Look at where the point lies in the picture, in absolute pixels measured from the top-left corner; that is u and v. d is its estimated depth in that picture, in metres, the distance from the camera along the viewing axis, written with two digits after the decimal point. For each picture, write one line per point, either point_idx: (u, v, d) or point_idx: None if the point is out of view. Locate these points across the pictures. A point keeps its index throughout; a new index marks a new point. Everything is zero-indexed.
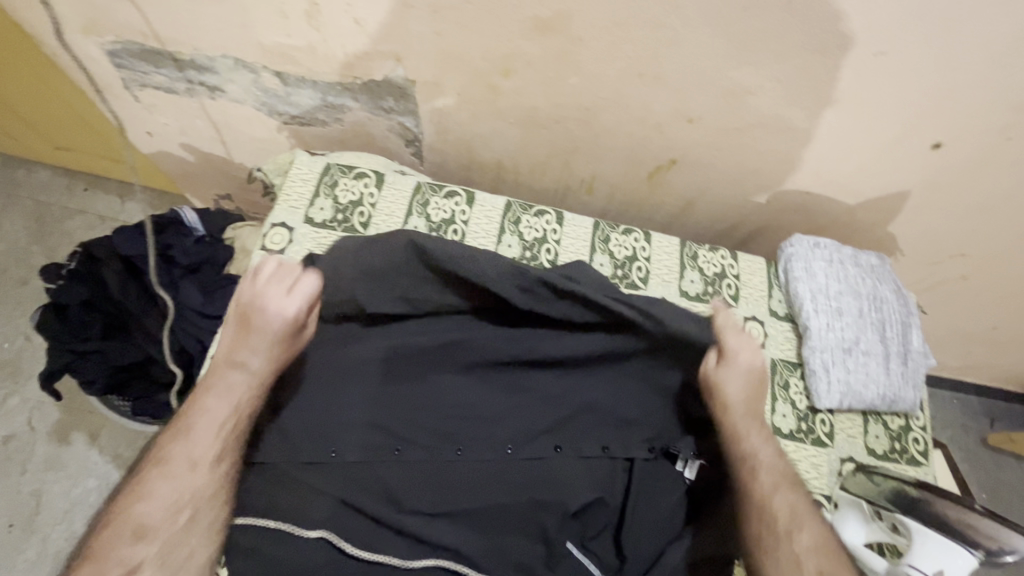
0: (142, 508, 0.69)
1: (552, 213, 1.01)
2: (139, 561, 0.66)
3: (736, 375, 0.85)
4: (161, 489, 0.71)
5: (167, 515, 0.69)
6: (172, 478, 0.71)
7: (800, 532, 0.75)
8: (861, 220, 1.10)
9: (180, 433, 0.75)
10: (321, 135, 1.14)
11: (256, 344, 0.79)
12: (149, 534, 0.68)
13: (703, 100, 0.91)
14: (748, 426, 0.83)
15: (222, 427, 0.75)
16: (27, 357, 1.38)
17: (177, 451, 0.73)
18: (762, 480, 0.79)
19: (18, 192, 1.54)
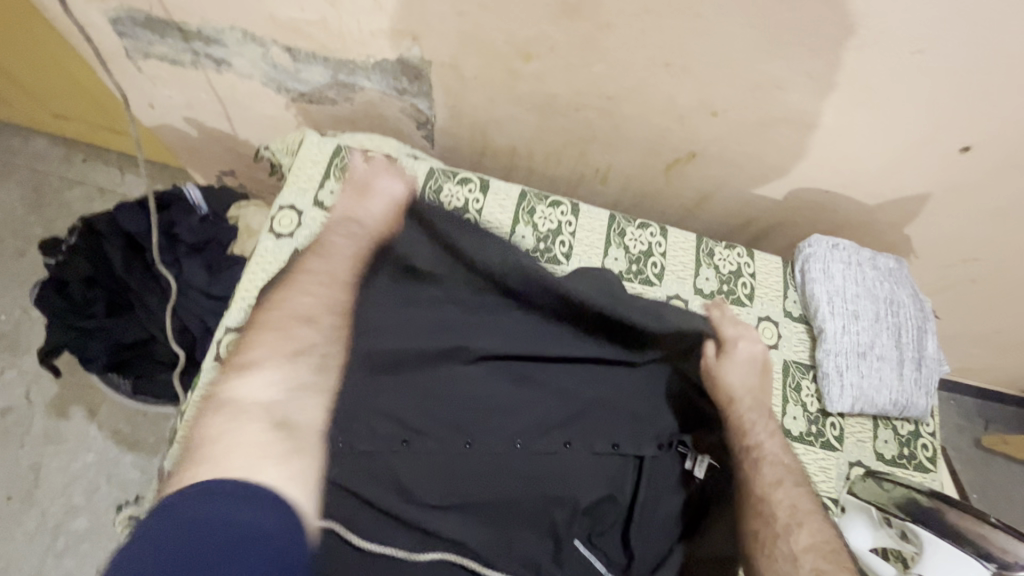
0: (304, 306, 0.76)
1: (567, 204, 0.99)
2: (304, 346, 0.72)
3: (737, 364, 0.88)
4: (319, 292, 0.79)
5: (321, 312, 0.77)
6: (322, 291, 0.79)
7: (799, 529, 0.75)
8: (878, 220, 1.08)
9: (321, 258, 0.83)
10: (330, 114, 1.11)
11: (377, 203, 0.88)
12: (314, 324, 0.75)
13: (728, 93, 0.88)
14: (753, 419, 0.85)
15: (349, 263, 0.84)
16: (24, 330, 1.36)
17: (327, 274, 0.81)
18: (765, 471, 0.81)
19: (15, 160, 1.50)
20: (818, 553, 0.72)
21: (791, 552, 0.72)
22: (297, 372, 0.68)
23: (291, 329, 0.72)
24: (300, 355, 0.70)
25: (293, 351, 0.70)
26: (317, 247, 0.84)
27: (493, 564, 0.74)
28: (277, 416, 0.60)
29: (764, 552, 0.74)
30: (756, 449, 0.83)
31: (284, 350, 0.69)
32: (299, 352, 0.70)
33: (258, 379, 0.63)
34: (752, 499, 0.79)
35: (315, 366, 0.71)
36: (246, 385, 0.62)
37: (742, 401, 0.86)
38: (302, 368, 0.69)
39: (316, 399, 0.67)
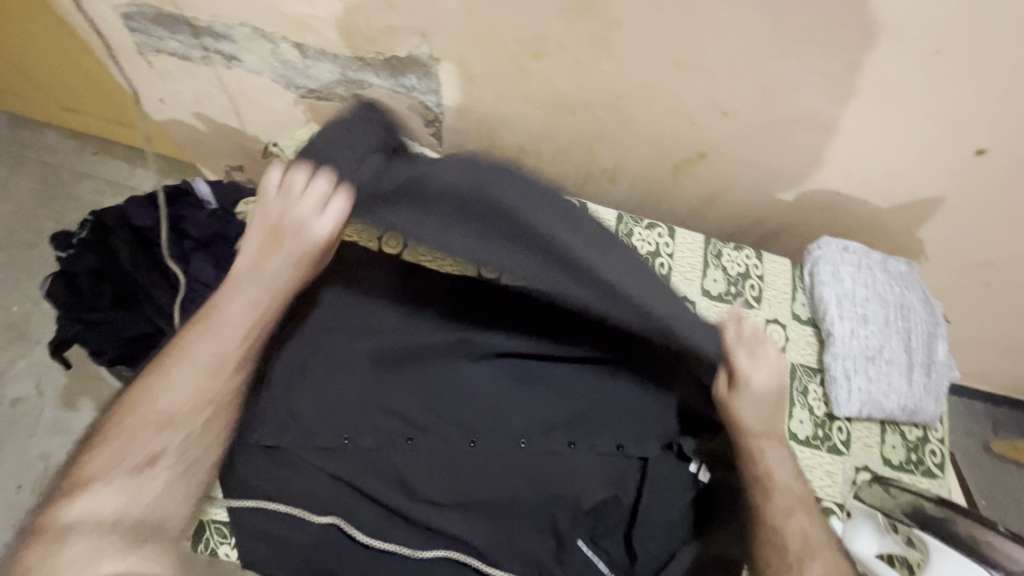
0: (175, 396, 0.67)
1: (574, 204, 0.98)
2: (164, 450, 0.65)
3: (750, 403, 0.80)
4: (192, 381, 0.68)
5: (190, 407, 0.68)
6: (200, 371, 0.69)
7: (813, 560, 0.70)
8: (889, 223, 1.07)
9: (208, 322, 0.72)
10: (339, 110, 1.11)
11: (296, 252, 0.77)
12: (174, 423, 0.66)
13: (738, 93, 0.87)
14: (764, 445, 0.79)
15: (243, 329, 0.74)
16: (35, 321, 1.37)
17: (209, 352, 0.70)
18: (776, 500, 0.75)
19: (27, 153, 1.52)
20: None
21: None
22: (146, 483, 0.62)
23: (160, 432, 0.65)
24: (153, 464, 0.64)
25: (142, 459, 0.63)
26: (209, 307, 0.73)
27: (494, 563, 0.75)
28: (106, 526, 0.57)
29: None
30: (764, 477, 0.77)
31: (130, 460, 0.63)
32: (148, 462, 0.63)
33: (102, 495, 0.59)
34: (764, 528, 0.74)
35: (171, 471, 0.65)
36: (89, 502, 0.58)
37: (755, 431, 0.79)
38: (152, 480, 0.63)
39: (173, 501, 0.64)
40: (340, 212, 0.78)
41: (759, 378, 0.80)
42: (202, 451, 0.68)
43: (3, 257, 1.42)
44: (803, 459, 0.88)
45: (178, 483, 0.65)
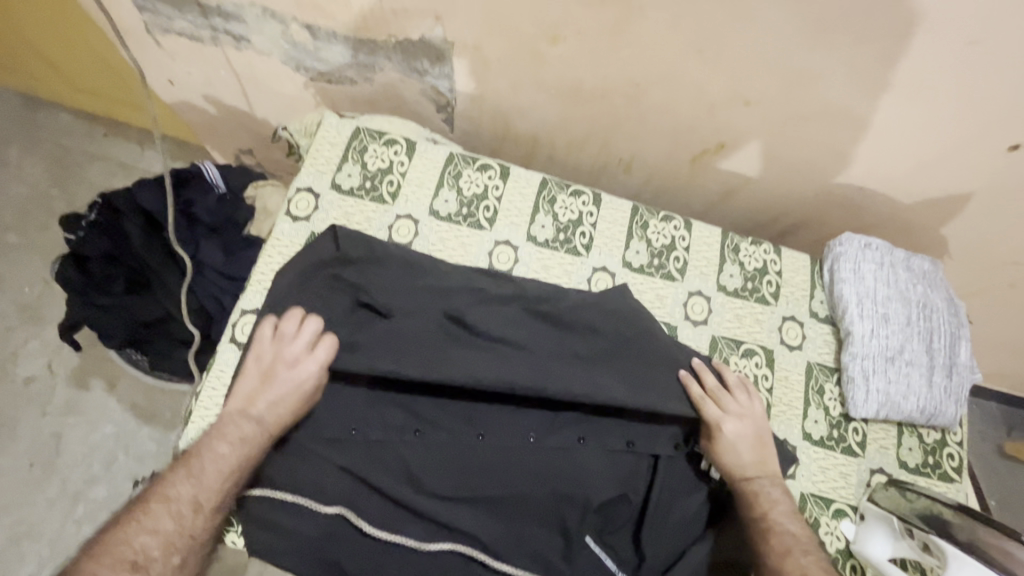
0: (147, 541, 0.60)
1: (589, 194, 0.96)
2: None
3: (731, 448, 0.79)
4: (164, 523, 0.62)
5: (163, 551, 0.61)
6: (175, 515, 0.63)
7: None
8: (913, 219, 1.04)
9: (191, 465, 0.67)
10: (349, 95, 1.09)
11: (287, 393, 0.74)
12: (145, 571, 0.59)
13: (763, 84, 0.84)
14: (761, 486, 0.77)
15: (229, 471, 0.68)
16: (47, 302, 1.38)
17: (188, 501, 0.64)
18: (775, 543, 0.70)
19: (38, 133, 1.51)
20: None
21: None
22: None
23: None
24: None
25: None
26: (191, 453, 0.68)
27: (501, 557, 0.74)
28: None
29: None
30: (763, 519, 0.73)
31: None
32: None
33: None
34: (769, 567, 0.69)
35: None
36: None
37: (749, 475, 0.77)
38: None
39: None
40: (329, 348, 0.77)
41: (734, 421, 0.79)
42: None
43: (14, 238, 1.42)
44: (817, 460, 0.86)
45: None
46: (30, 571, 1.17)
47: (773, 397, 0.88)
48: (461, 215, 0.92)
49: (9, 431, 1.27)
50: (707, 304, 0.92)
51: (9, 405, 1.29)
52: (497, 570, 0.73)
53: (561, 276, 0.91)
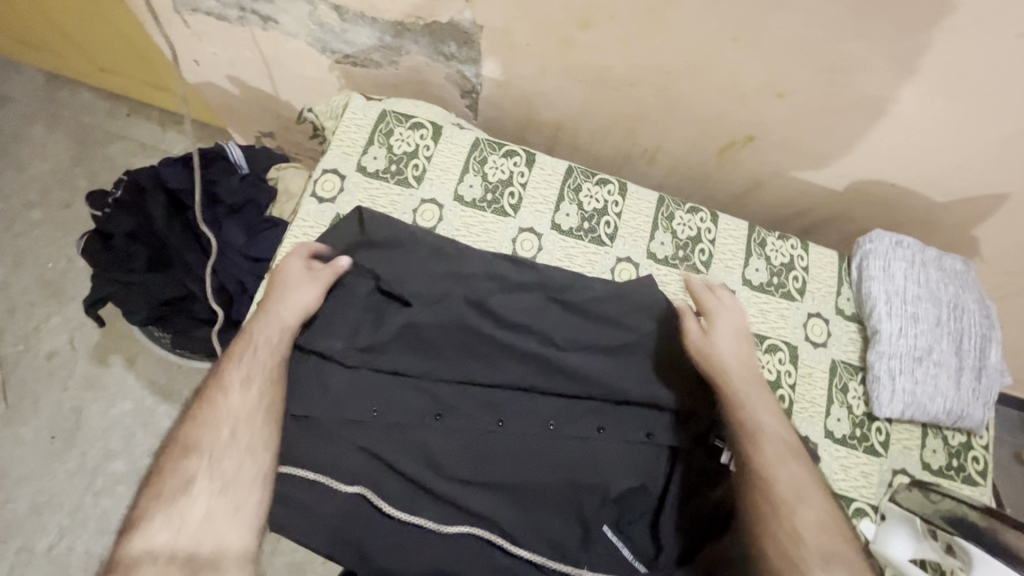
0: (197, 430, 0.64)
1: (615, 183, 0.95)
2: (193, 475, 0.60)
3: (723, 339, 0.82)
4: (201, 413, 0.66)
5: (210, 431, 0.64)
6: (212, 404, 0.67)
7: (804, 509, 0.67)
8: (944, 218, 1.01)
9: (218, 371, 0.71)
10: (374, 78, 1.08)
11: (290, 299, 0.78)
12: (200, 449, 0.62)
13: (798, 73, 0.82)
14: (751, 389, 0.78)
15: (256, 358, 0.72)
16: (70, 278, 1.40)
17: (220, 396, 0.68)
18: (767, 449, 0.72)
19: (63, 112, 1.52)
20: (824, 532, 0.65)
21: (795, 531, 0.65)
22: (185, 511, 0.57)
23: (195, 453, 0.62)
24: (189, 488, 0.59)
25: (178, 484, 0.59)
26: (220, 364, 0.72)
27: (518, 543, 0.74)
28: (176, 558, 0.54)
29: (766, 532, 0.66)
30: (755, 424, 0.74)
31: (167, 488, 0.59)
32: (180, 490, 0.59)
33: (153, 528, 0.56)
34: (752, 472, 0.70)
35: (208, 491, 0.60)
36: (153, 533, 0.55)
37: (738, 371, 0.79)
38: (191, 503, 0.58)
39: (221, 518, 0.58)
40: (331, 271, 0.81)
41: (728, 318, 0.85)
42: (238, 468, 0.62)
43: (38, 214, 1.44)
44: (838, 459, 0.85)
45: (218, 506, 0.59)
46: (50, 539, 1.19)
47: (796, 394, 0.87)
48: (486, 201, 0.92)
49: (32, 403, 1.29)
50: (732, 298, 0.91)
51: (32, 377, 1.31)
52: (515, 554, 0.73)
53: (584, 265, 0.91)
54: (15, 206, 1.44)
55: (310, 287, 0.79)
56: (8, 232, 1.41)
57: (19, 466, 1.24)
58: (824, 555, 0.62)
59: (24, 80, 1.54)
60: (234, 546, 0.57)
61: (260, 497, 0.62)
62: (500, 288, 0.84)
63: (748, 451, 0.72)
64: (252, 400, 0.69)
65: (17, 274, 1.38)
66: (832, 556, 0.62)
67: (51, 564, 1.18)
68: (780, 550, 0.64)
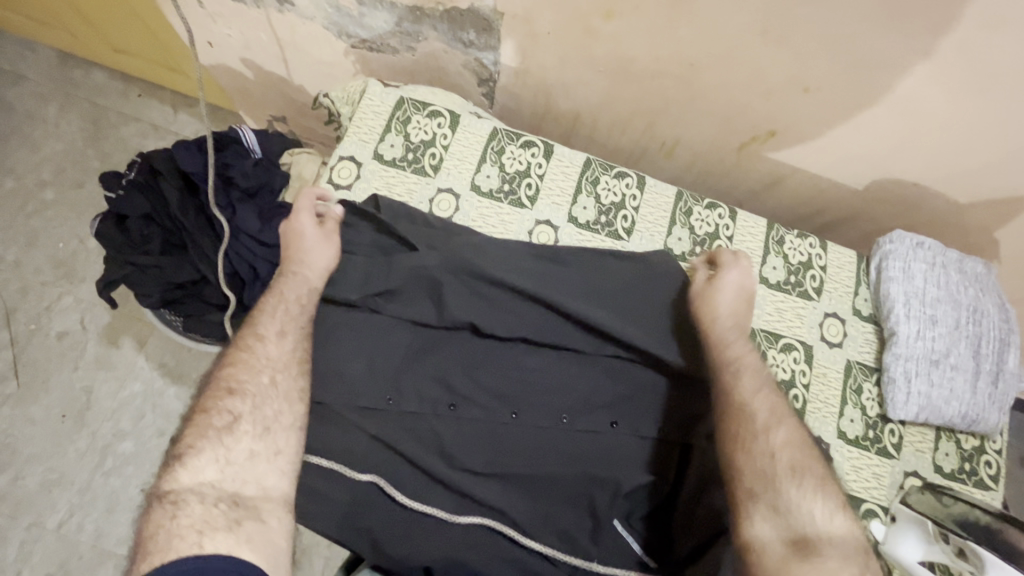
0: (238, 374, 0.69)
1: (633, 177, 0.94)
2: (237, 415, 0.65)
3: (724, 289, 0.82)
4: (242, 359, 0.70)
5: (251, 375, 0.69)
6: (250, 352, 0.71)
7: (777, 430, 0.70)
8: (966, 219, 1.00)
9: (252, 322, 0.75)
10: (390, 64, 1.06)
11: (309, 259, 0.80)
12: (243, 392, 0.67)
13: (825, 68, 0.80)
14: (733, 337, 0.78)
15: (288, 309, 0.76)
16: (81, 259, 1.40)
17: (257, 345, 0.72)
18: (745, 383, 0.74)
19: (75, 92, 1.52)
20: (794, 450, 0.68)
21: (769, 450, 0.68)
22: (230, 449, 0.62)
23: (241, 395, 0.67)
24: (233, 428, 0.63)
25: (223, 423, 0.63)
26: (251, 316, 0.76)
27: (528, 534, 0.74)
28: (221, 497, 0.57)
29: (743, 450, 0.68)
30: (733, 362, 0.76)
31: (213, 425, 0.63)
32: (226, 429, 0.63)
33: (201, 462, 0.59)
34: (731, 404, 0.72)
35: (251, 433, 0.64)
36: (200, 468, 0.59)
37: (728, 321, 0.79)
38: (236, 443, 0.62)
39: (265, 457, 0.63)
40: (333, 219, 0.84)
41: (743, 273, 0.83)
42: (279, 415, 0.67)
43: (51, 194, 1.44)
44: (849, 459, 0.85)
45: (260, 447, 0.63)
46: (61, 516, 1.21)
47: (810, 394, 0.87)
48: (503, 192, 0.91)
49: (44, 383, 1.30)
50: None
51: (44, 357, 1.32)
52: (526, 545, 0.74)
53: None
54: (27, 185, 1.44)
55: (327, 246, 0.82)
56: (21, 212, 1.42)
57: (30, 444, 1.25)
58: (794, 470, 0.66)
59: (37, 58, 1.53)
60: (274, 485, 0.62)
61: (297, 442, 0.67)
62: (513, 276, 0.82)
63: (726, 386, 0.74)
64: (287, 351, 0.73)
65: (29, 254, 1.39)
66: (802, 470, 0.66)
67: (61, 541, 1.19)
68: (755, 468, 0.67)
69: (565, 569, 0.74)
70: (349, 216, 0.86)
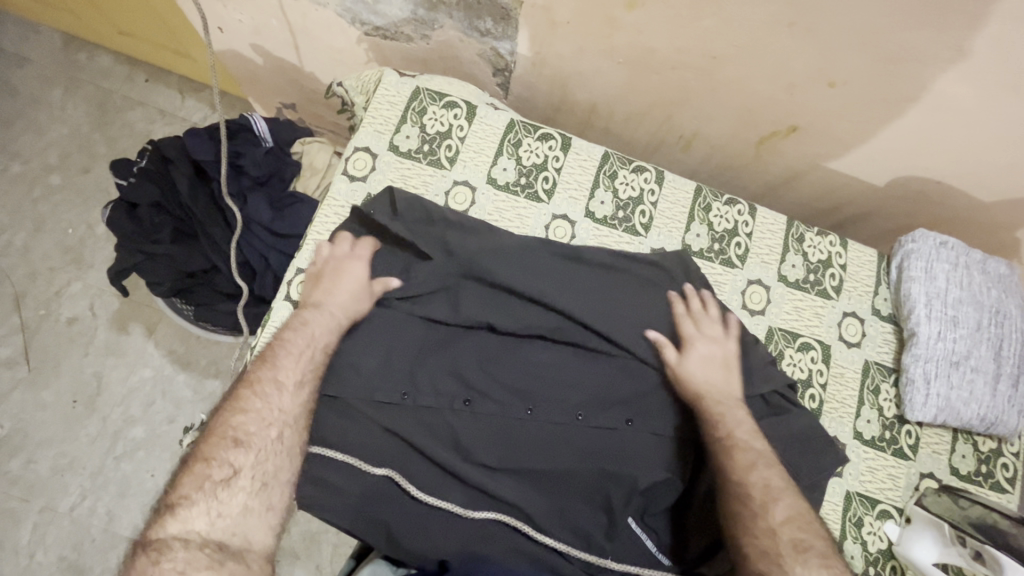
0: (246, 423, 0.64)
1: (652, 171, 0.93)
2: (237, 469, 0.60)
3: (698, 362, 0.79)
4: (254, 403, 0.66)
5: (260, 426, 0.64)
6: (264, 398, 0.67)
7: (776, 504, 0.67)
8: (988, 218, 0.98)
9: (270, 358, 0.71)
10: (403, 52, 1.04)
11: (337, 301, 0.77)
12: (248, 444, 0.63)
13: (852, 62, 0.78)
14: (721, 410, 0.75)
15: (311, 356, 0.72)
16: (90, 245, 1.39)
17: (272, 390, 0.68)
18: (738, 458, 0.70)
19: (81, 76, 1.50)
20: (796, 525, 0.65)
21: (770, 528, 0.65)
22: (224, 503, 0.58)
23: (245, 443, 0.62)
24: (231, 483, 0.59)
25: (221, 476, 0.59)
26: (268, 352, 0.72)
27: (543, 530, 0.74)
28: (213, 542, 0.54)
29: (744, 530, 0.66)
30: (726, 438, 0.72)
31: (210, 478, 0.58)
32: (223, 483, 0.59)
33: (193, 514, 0.55)
34: (727, 481, 0.69)
35: (249, 489, 0.60)
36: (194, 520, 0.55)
37: (707, 395, 0.76)
38: (231, 499, 0.58)
39: (258, 518, 0.59)
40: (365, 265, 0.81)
41: (706, 342, 0.80)
42: (281, 473, 0.64)
43: (58, 180, 1.43)
44: (865, 460, 0.84)
45: (255, 503, 0.60)
46: (72, 500, 1.22)
47: (827, 394, 0.86)
48: (520, 185, 0.90)
49: (55, 368, 1.31)
50: (766, 295, 0.90)
51: (53, 342, 1.32)
52: (540, 542, 0.74)
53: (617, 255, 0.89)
54: (35, 170, 1.43)
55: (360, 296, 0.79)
56: (29, 197, 1.41)
57: (42, 429, 1.26)
58: (797, 546, 0.63)
59: (43, 41, 1.51)
60: (259, 543, 0.58)
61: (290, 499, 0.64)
62: (530, 272, 0.82)
63: (723, 461, 0.71)
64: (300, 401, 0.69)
65: (37, 239, 1.38)
66: (807, 547, 0.63)
67: (74, 524, 1.21)
68: (757, 548, 0.64)
69: (579, 566, 0.74)
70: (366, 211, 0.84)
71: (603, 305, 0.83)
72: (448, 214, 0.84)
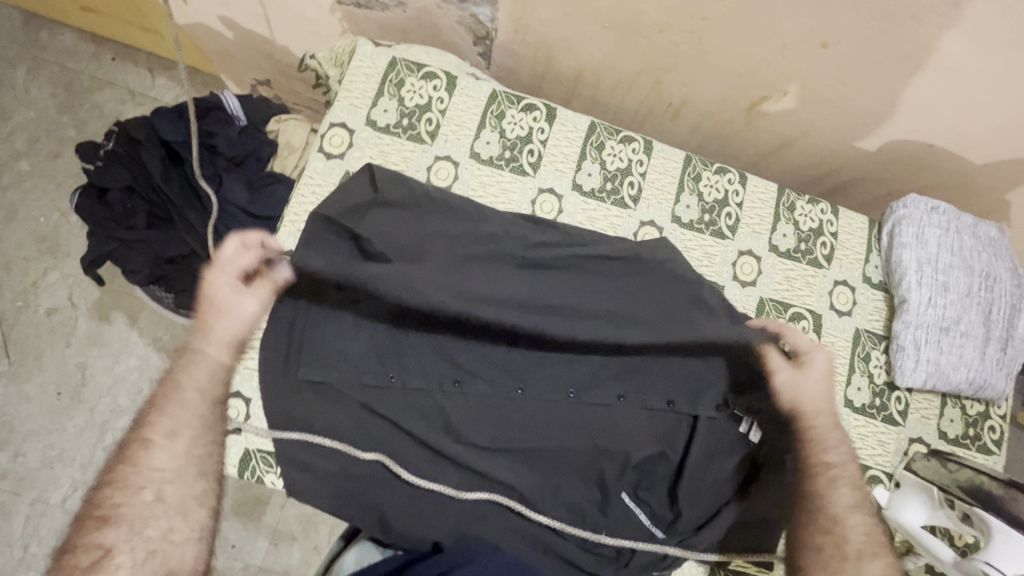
0: (117, 495, 0.61)
1: (640, 141, 0.91)
2: (109, 547, 0.58)
3: (814, 379, 0.78)
4: (124, 474, 0.62)
5: (133, 494, 0.61)
6: (133, 463, 0.63)
7: (874, 557, 0.66)
8: (978, 182, 0.98)
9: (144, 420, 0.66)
10: (379, 21, 0.99)
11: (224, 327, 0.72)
12: (118, 518, 0.59)
13: (849, 21, 0.75)
14: (832, 434, 0.76)
15: (180, 410, 0.66)
16: (64, 233, 1.35)
17: (141, 452, 0.63)
18: (844, 491, 0.72)
19: (43, 55, 1.42)
20: None
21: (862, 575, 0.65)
22: None
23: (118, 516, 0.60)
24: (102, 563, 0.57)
25: (90, 562, 0.57)
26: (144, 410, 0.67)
27: (537, 509, 0.74)
28: None
29: (823, 565, 0.66)
30: (836, 466, 0.73)
31: (77, 566, 0.57)
32: (95, 565, 0.57)
33: None
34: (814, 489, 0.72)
35: (130, 562, 0.58)
36: None
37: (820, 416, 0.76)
38: None
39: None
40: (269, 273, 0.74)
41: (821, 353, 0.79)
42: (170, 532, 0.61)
43: (27, 165, 1.37)
44: (856, 427, 0.85)
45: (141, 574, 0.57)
46: (64, 492, 1.21)
47: None
48: (504, 158, 0.87)
49: (37, 360, 1.27)
50: (757, 265, 0.88)
51: (33, 334, 1.29)
52: (534, 520, 0.74)
53: (605, 229, 0.87)
54: (2, 157, 1.37)
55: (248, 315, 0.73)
56: None
57: (28, 422, 1.24)
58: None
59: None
60: None
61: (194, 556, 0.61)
62: (520, 246, 0.79)
63: (820, 492, 0.72)
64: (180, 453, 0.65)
65: (9, 229, 1.33)
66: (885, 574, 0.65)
67: (67, 515, 1.19)
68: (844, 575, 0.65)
69: (573, 541, 0.75)
70: (344, 184, 0.80)
71: (587, 278, 0.80)
72: (429, 190, 0.81)
